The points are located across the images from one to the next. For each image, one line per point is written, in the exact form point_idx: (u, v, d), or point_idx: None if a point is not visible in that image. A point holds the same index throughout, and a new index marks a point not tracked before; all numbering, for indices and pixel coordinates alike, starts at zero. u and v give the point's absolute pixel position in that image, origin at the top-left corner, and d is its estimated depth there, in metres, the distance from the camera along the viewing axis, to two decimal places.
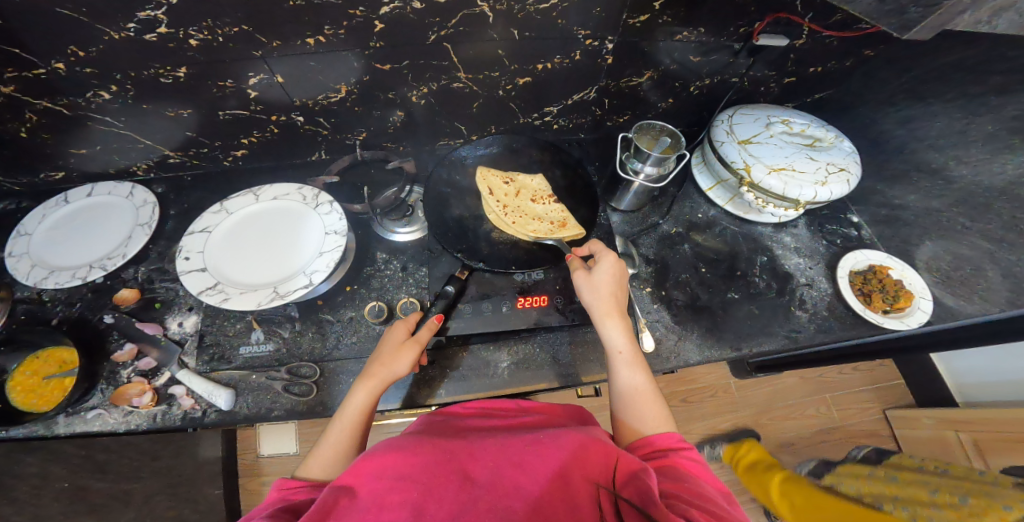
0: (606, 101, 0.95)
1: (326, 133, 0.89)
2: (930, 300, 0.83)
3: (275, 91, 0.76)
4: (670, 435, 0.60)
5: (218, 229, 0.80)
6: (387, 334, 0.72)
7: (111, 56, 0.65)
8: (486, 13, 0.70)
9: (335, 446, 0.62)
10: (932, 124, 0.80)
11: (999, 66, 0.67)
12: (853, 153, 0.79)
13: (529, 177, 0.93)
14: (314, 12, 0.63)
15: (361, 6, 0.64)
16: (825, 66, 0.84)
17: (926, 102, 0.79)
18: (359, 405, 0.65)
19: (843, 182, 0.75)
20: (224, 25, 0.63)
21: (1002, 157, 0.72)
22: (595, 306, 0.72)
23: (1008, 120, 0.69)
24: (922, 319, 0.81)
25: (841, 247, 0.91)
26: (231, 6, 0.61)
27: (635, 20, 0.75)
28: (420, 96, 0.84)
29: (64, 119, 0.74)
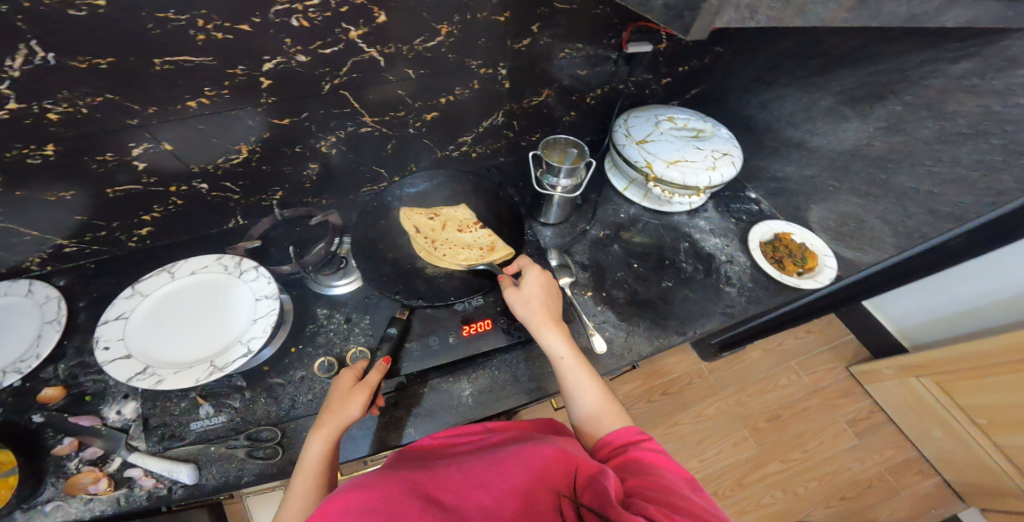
0: (515, 123, 0.99)
1: (238, 197, 0.87)
2: (832, 256, 0.90)
3: (168, 159, 0.74)
4: (627, 431, 0.61)
5: (136, 313, 0.75)
6: (333, 386, 0.69)
7: None
8: (376, 57, 0.73)
9: (305, 498, 0.59)
10: (783, 105, 0.91)
11: (814, 51, 0.79)
12: (732, 139, 0.87)
13: (455, 209, 0.94)
14: (190, 75, 0.64)
15: (241, 64, 0.65)
16: (692, 64, 0.93)
17: (775, 86, 0.90)
18: (315, 456, 0.62)
19: (730, 164, 0.82)
20: (83, 96, 0.61)
21: (842, 125, 0.83)
22: (529, 317, 0.72)
23: (837, 94, 0.81)
24: (832, 275, 0.87)
25: (748, 223, 0.98)
26: (88, 75, 0.59)
27: (520, 44, 0.80)
28: (330, 146, 0.85)
29: None
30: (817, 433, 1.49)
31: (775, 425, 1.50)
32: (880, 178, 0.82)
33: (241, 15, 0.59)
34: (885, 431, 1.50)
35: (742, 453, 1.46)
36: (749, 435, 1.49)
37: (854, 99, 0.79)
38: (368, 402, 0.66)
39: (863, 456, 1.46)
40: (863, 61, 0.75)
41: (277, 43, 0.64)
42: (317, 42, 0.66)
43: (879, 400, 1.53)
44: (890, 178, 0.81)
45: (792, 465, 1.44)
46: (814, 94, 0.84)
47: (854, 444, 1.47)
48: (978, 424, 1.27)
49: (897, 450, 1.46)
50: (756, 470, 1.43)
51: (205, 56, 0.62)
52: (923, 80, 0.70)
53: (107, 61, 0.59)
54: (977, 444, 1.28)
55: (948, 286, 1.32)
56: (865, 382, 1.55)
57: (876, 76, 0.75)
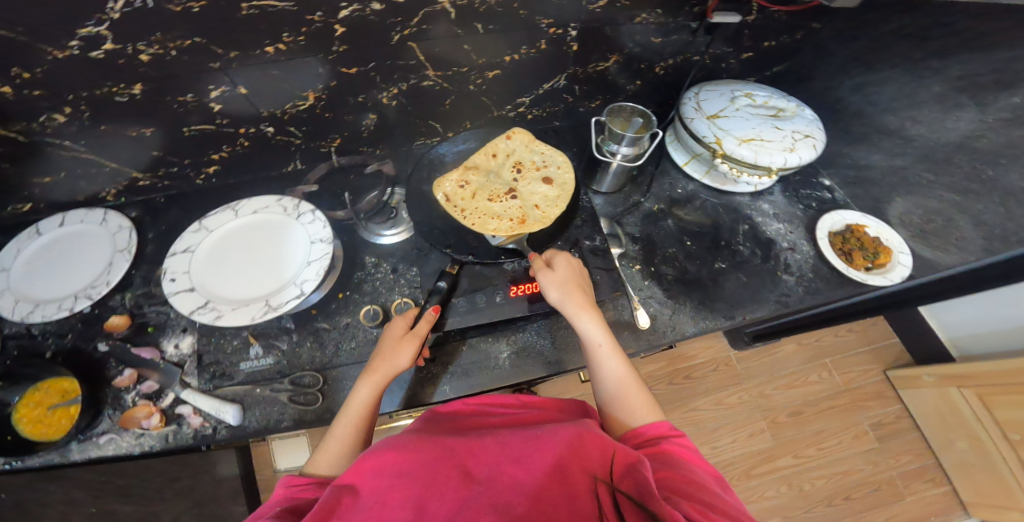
0: (576, 88, 0.96)
1: (298, 142, 0.89)
2: (909, 254, 0.84)
3: (241, 103, 0.76)
4: (661, 425, 0.59)
5: (201, 247, 0.77)
6: (388, 329, 0.71)
7: (59, 76, 0.64)
8: (447, 10, 0.70)
9: (341, 441, 0.62)
10: (882, 90, 0.83)
11: (936, 32, 0.70)
12: (816, 120, 0.82)
13: (503, 138, 0.83)
14: (271, 20, 0.63)
15: (318, 11, 0.64)
16: (778, 40, 0.88)
17: (874, 70, 0.83)
18: (362, 400, 0.65)
19: (811, 147, 0.78)
20: (174, 38, 0.62)
21: (955, 114, 0.75)
22: (565, 304, 0.67)
23: (955, 80, 0.72)
24: (904, 273, 0.82)
25: (817, 211, 0.93)
26: (182, 18, 0.60)
27: (595, 5, 0.76)
28: (391, 98, 0.85)
29: (23, 148, 0.73)
30: (837, 433, 1.46)
31: (796, 421, 1.48)
32: (987, 174, 0.74)
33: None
34: (906, 436, 1.45)
35: (756, 444, 1.45)
36: (766, 428, 1.48)
37: (977, 86, 0.70)
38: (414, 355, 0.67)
39: (878, 460, 1.43)
40: (996, 45, 0.65)
41: None
42: None
43: (909, 407, 1.48)
44: (999, 176, 0.72)
45: (804, 462, 1.43)
46: (920, 83, 0.77)
47: (874, 448, 1.44)
48: (1009, 439, 1.22)
49: (917, 460, 1.43)
50: (773, 462, 1.43)
51: (286, 2, 0.61)
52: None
53: (200, 4, 0.59)
54: (1002, 459, 1.24)
55: (1007, 301, 1.23)
56: (899, 386, 1.50)
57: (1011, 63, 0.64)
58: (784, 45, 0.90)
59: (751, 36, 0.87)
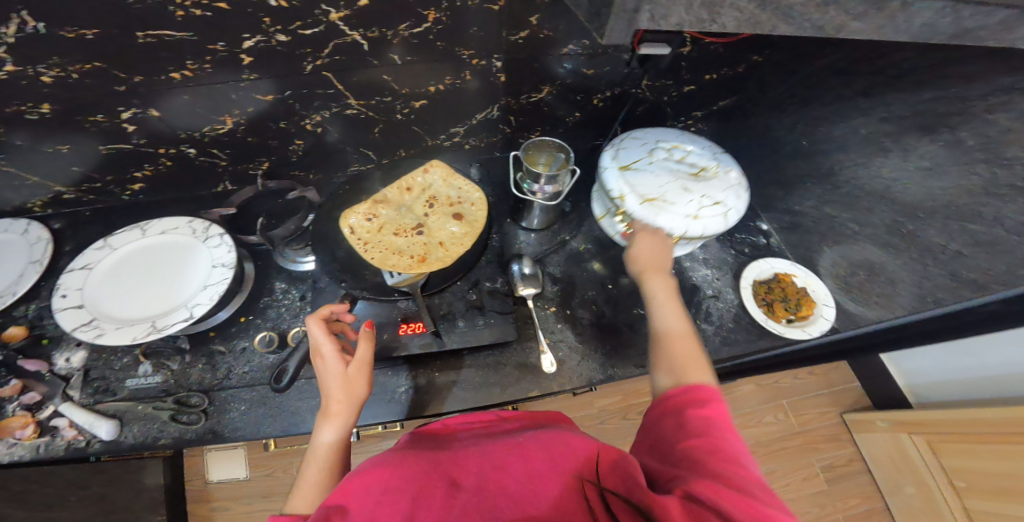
0: (512, 119, 0.95)
1: (224, 164, 0.88)
2: (833, 307, 0.84)
3: (155, 124, 0.76)
4: (706, 386, 0.54)
5: (101, 265, 0.76)
6: (323, 365, 0.62)
7: None
8: (360, 41, 0.70)
9: (316, 483, 0.54)
10: (817, 128, 0.82)
11: (863, 68, 0.70)
12: (736, 184, 0.78)
13: (420, 172, 0.84)
14: (171, 47, 0.64)
15: (221, 41, 0.64)
16: (720, 72, 0.87)
17: (808, 106, 0.82)
18: (327, 443, 0.58)
19: (716, 215, 0.74)
20: (74, 63, 0.63)
21: (879, 159, 0.74)
22: (634, 263, 0.75)
23: (878, 121, 0.72)
24: (824, 327, 0.81)
25: (749, 256, 0.94)
26: (75, 44, 0.60)
27: (516, 36, 0.74)
28: (316, 125, 0.84)
29: None
30: (791, 476, 1.40)
31: None
32: (905, 228, 0.73)
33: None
34: (855, 480, 1.40)
35: None
36: None
37: (903, 129, 0.69)
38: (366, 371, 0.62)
39: (824, 503, 1.37)
40: (917, 85, 0.65)
41: (255, 21, 0.62)
42: (298, 23, 0.64)
43: (861, 449, 1.43)
44: (918, 231, 0.71)
45: None
46: (852, 123, 0.76)
47: (821, 490, 1.38)
48: (956, 487, 1.19)
49: (863, 502, 1.37)
50: None
51: (185, 31, 0.62)
52: (985, 114, 0.60)
53: (95, 32, 0.60)
54: (948, 507, 1.20)
55: (969, 350, 1.17)
56: (855, 430, 1.44)
57: (932, 103, 0.64)
58: (727, 78, 0.88)
59: (689, 69, 0.86)
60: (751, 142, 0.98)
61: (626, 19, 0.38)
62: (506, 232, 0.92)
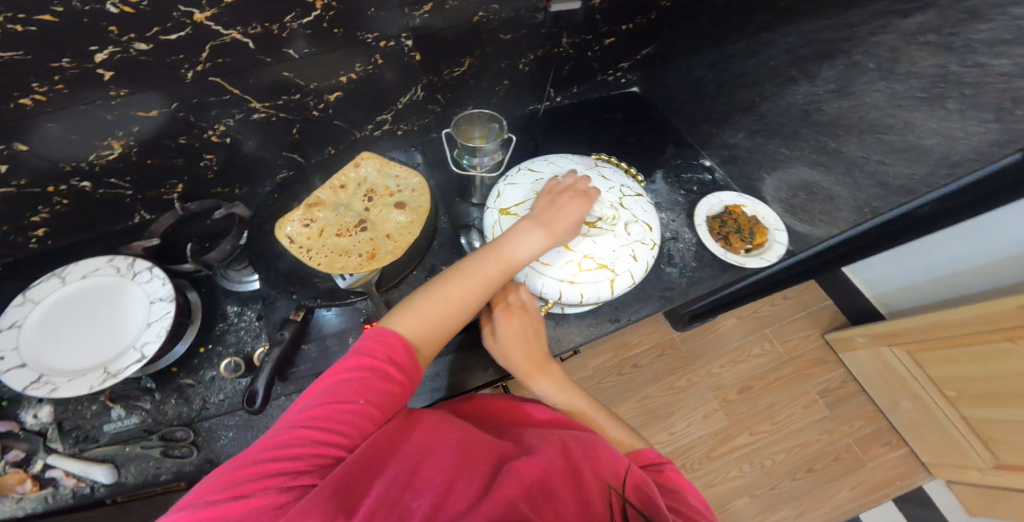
0: (439, 97, 0.91)
1: (130, 192, 0.82)
2: (784, 231, 0.89)
3: (31, 160, 0.68)
4: (651, 450, 0.59)
5: (31, 320, 0.70)
6: (566, 209, 0.63)
7: None
8: (241, 40, 0.64)
9: (434, 309, 0.58)
10: (732, 67, 0.82)
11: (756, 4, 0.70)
12: (633, 238, 0.70)
13: (352, 167, 0.81)
14: (5, 71, 0.56)
15: (65, 57, 0.57)
16: (634, 21, 0.85)
17: (722, 44, 0.81)
18: (470, 284, 0.60)
19: (591, 279, 0.68)
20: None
21: (791, 88, 0.73)
22: (516, 371, 0.68)
23: (784, 53, 0.71)
24: (780, 251, 0.86)
25: (698, 194, 0.95)
26: None
27: (420, 12, 0.70)
28: (222, 135, 0.79)
29: None
30: (789, 403, 1.47)
31: (747, 397, 1.48)
32: (830, 146, 0.72)
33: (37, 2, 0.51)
34: (853, 401, 1.48)
35: (711, 426, 1.44)
36: (718, 408, 1.47)
37: (807, 58, 0.67)
38: (500, 274, 0.61)
39: (833, 427, 1.44)
40: (810, 13, 0.63)
41: (101, 33, 0.56)
42: (156, 28, 0.58)
43: (852, 369, 1.49)
44: (842, 147, 0.69)
45: (760, 438, 1.42)
46: (763, 54, 0.74)
47: (825, 415, 1.46)
48: (947, 395, 1.23)
49: (868, 423, 1.45)
50: (731, 441, 1.42)
51: (15, 51, 0.54)
52: (870, 37, 0.57)
53: None
54: (945, 416, 1.25)
55: (918, 252, 1.24)
56: (840, 350, 1.51)
57: (824, 32, 0.62)
58: (641, 27, 0.87)
59: (603, 21, 0.83)
60: (680, 85, 0.97)
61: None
62: (456, 210, 0.88)
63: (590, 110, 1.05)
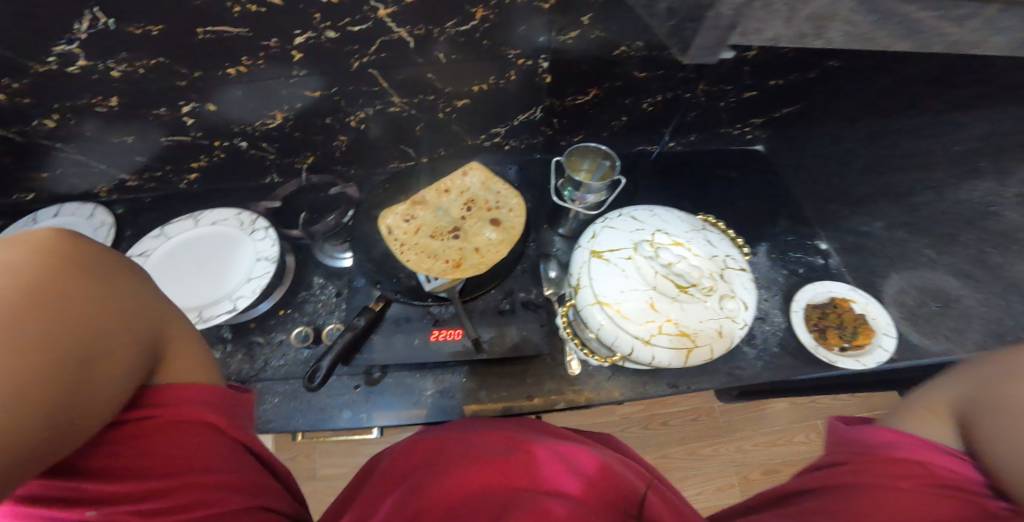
0: (555, 121, 0.92)
1: (272, 156, 0.90)
2: (893, 337, 0.78)
3: (212, 117, 0.78)
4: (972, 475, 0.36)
5: (156, 252, 0.82)
6: None
7: (45, 87, 0.67)
8: (405, 39, 0.69)
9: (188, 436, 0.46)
10: (896, 144, 0.74)
11: (964, 79, 0.60)
12: (725, 315, 0.66)
13: (459, 173, 0.84)
14: (228, 43, 0.64)
15: (273, 37, 0.64)
16: (789, 78, 0.79)
17: (887, 116, 0.74)
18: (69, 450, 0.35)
19: (669, 347, 0.65)
20: (139, 58, 0.64)
21: (971, 182, 0.66)
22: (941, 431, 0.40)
23: (977, 139, 0.63)
24: (882, 359, 0.76)
25: (803, 277, 0.89)
26: (141, 40, 0.62)
27: (566, 36, 0.71)
28: (360, 121, 0.85)
29: (19, 146, 0.77)
30: None
31: (772, 479, 1.36)
32: (992, 260, 0.65)
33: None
34: None
35: (721, 500, 1.33)
36: (736, 483, 1.35)
37: (1008, 149, 0.60)
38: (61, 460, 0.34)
39: None
40: None
41: (305, 18, 0.62)
42: (346, 20, 0.63)
43: None
44: (1006, 264, 0.63)
45: None
46: (948, 137, 0.67)
47: None
48: None
49: None
50: None
51: (240, 28, 0.62)
52: None
53: (159, 28, 0.61)
54: None
55: None
56: None
57: None
58: (797, 83, 0.80)
59: (756, 73, 0.79)
60: (819, 153, 0.90)
61: (714, 36, 0.40)
62: (542, 237, 0.90)
63: (700, 161, 1.02)
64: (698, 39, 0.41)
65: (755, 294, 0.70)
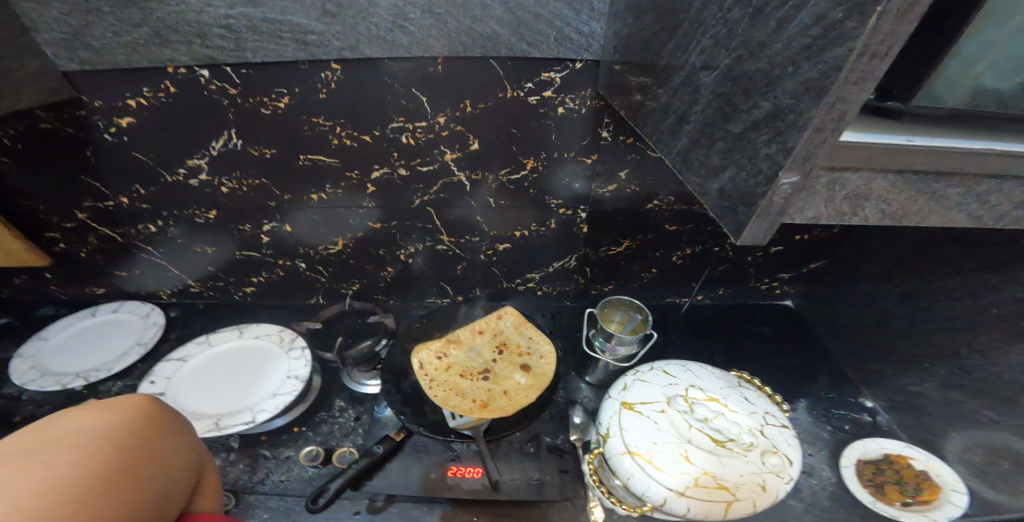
0: (588, 270, 0.98)
1: (323, 280, 0.96)
2: (965, 494, 0.69)
3: (285, 237, 0.88)
4: None
5: (194, 359, 0.84)
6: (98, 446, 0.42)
7: (165, 195, 0.80)
8: (464, 182, 0.80)
9: None
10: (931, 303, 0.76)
11: (988, 239, 0.65)
12: (770, 473, 0.60)
13: (495, 316, 0.86)
14: (321, 172, 0.77)
15: (357, 169, 0.77)
16: (813, 233, 0.89)
17: (922, 277, 0.77)
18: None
19: (709, 505, 0.57)
20: (248, 176, 0.78)
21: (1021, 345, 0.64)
22: None
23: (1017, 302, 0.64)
24: (955, 515, 0.67)
25: (851, 434, 0.83)
26: (255, 160, 0.75)
27: (603, 189, 0.81)
28: (410, 255, 0.92)
29: (118, 245, 0.88)
30: None
31: None
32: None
33: (365, 128, 0.72)
34: None
35: None
36: None
37: None
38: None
39: None
40: None
41: (387, 156, 0.75)
42: (418, 160, 0.76)
43: None
44: None
45: None
46: (987, 299, 0.68)
47: None
48: None
49: None
50: None
51: (334, 158, 0.76)
52: None
53: (272, 152, 0.75)
54: None
55: None
56: None
57: None
58: (822, 237, 0.90)
59: (785, 228, 0.89)
60: (857, 310, 0.92)
61: (769, 222, 0.35)
62: (569, 385, 0.87)
63: (732, 315, 1.06)
64: (752, 224, 0.35)
65: (802, 456, 0.64)
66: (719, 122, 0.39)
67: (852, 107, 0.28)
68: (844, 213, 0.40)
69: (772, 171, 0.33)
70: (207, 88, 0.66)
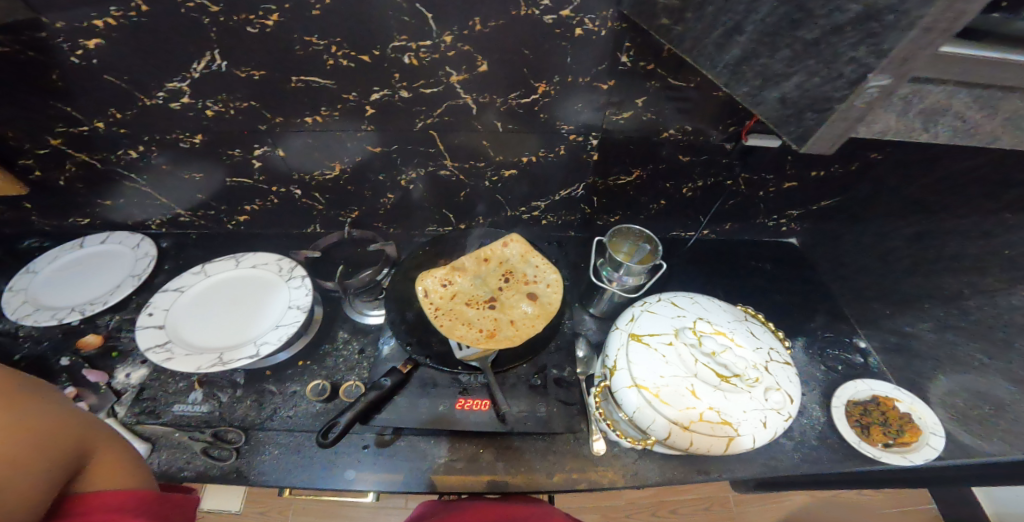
0: (595, 200, 0.95)
1: (320, 208, 0.93)
2: (942, 437, 0.75)
3: (278, 163, 0.83)
4: None
5: (192, 289, 0.82)
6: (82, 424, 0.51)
7: (144, 120, 0.74)
8: (469, 105, 0.74)
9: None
10: (941, 245, 0.75)
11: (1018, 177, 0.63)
12: (770, 407, 0.61)
13: (500, 244, 0.84)
14: (313, 94, 0.71)
15: (353, 91, 0.71)
16: (829, 170, 0.85)
17: (938, 217, 0.75)
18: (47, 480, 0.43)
19: (711, 436, 0.59)
20: (232, 98, 0.71)
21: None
22: None
23: None
24: (930, 456, 0.72)
25: (842, 375, 0.85)
26: (242, 82, 0.69)
27: (618, 116, 0.75)
28: (411, 181, 0.88)
29: (98, 172, 0.83)
30: None
31: None
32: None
33: (363, 48, 0.65)
34: None
35: None
36: None
37: None
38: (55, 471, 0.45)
39: None
40: None
41: (385, 78, 0.69)
42: (420, 82, 0.70)
43: None
44: None
45: None
46: (1000, 238, 0.67)
47: None
48: None
49: None
50: None
51: (328, 80, 0.69)
52: None
53: (260, 73, 0.68)
54: None
55: None
56: None
57: None
58: (836, 175, 0.86)
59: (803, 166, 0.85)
60: (863, 251, 0.90)
61: (843, 128, 0.34)
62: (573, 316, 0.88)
63: (734, 250, 1.04)
64: (822, 131, 0.34)
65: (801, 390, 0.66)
66: (784, 28, 0.34)
67: (973, 10, 0.25)
68: (911, 129, 0.36)
69: (857, 74, 0.31)
70: (184, 8, 0.59)
